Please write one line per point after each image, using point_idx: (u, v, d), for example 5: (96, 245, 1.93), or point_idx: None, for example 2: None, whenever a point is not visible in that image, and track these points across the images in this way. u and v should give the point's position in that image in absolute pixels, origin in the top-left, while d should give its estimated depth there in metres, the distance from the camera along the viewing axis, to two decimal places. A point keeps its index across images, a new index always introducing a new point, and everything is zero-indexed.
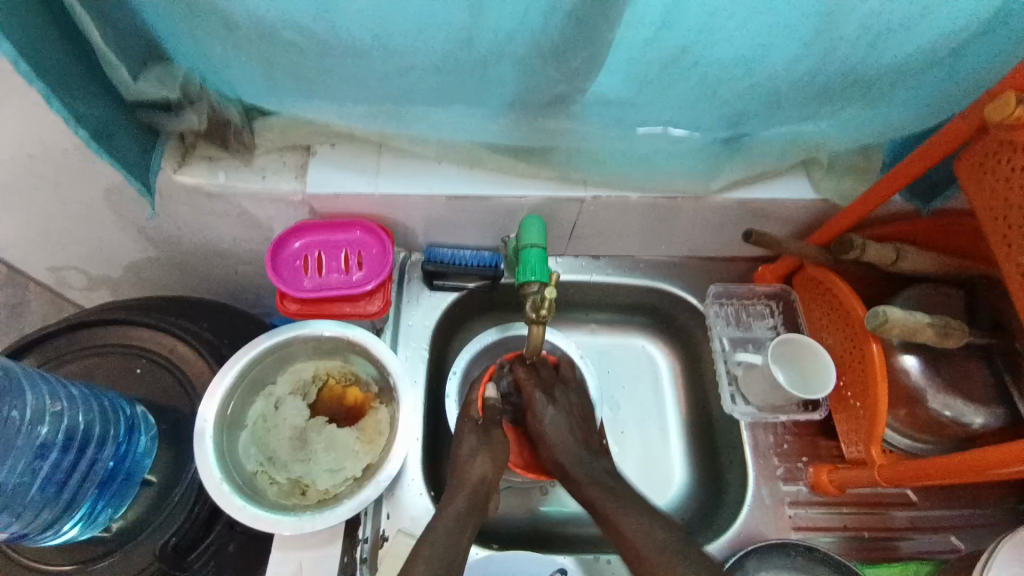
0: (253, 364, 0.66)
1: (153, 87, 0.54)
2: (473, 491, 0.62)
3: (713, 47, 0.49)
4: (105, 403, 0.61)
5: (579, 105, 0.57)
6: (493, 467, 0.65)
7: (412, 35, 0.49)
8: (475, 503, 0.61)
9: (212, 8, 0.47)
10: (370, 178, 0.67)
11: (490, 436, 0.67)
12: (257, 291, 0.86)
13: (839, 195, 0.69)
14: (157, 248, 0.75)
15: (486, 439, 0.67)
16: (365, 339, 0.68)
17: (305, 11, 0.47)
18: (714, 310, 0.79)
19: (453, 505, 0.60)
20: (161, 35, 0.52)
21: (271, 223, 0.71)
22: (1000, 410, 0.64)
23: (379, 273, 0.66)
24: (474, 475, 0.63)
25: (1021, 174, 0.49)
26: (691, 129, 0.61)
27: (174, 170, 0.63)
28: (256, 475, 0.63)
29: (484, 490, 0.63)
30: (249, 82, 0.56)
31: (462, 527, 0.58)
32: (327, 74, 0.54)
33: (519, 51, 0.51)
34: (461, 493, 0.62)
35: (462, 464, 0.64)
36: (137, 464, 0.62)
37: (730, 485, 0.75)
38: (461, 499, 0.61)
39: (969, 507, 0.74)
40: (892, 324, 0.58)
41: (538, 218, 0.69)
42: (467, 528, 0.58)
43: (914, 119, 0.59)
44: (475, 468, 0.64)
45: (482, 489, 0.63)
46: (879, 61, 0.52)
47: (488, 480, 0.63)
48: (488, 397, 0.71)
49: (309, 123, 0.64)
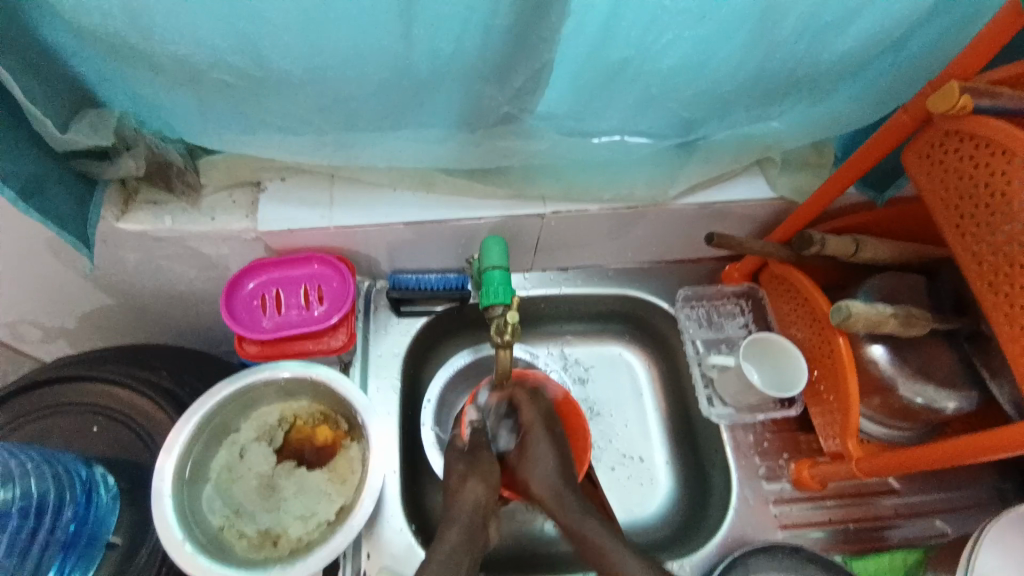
0: (213, 414, 0.64)
1: (86, 134, 0.52)
2: (467, 521, 0.59)
3: (652, 56, 0.50)
4: (59, 469, 0.58)
5: (528, 122, 0.57)
6: (486, 491, 0.61)
7: (347, 64, 0.48)
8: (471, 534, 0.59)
9: (138, 51, 0.46)
10: (323, 210, 0.65)
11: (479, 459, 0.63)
12: (220, 332, 0.84)
13: (796, 189, 0.69)
14: (110, 298, 0.72)
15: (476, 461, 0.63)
16: (330, 377, 0.65)
17: (233, 50, 0.45)
18: (685, 313, 0.80)
19: (449, 538, 0.58)
20: (90, 80, 0.50)
21: (226, 262, 0.69)
22: (973, 392, 0.64)
23: (341, 305, 0.65)
24: (466, 504, 0.60)
25: (969, 162, 0.49)
26: (646, 135, 0.61)
27: (116, 218, 0.61)
28: (222, 530, 0.61)
29: (479, 515, 0.60)
30: (185, 121, 0.54)
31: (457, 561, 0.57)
32: (263, 108, 0.53)
33: (461, 74, 0.50)
34: (455, 525, 0.59)
35: (452, 492, 0.61)
36: (101, 525, 0.60)
37: (715, 488, 0.75)
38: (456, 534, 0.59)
39: (951, 490, 0.74)
40: (856, 319, 0.57)
41: (499, 238, 0.68)
42: (463, 562, 0.57)
43: (863, 111, 0.60)
44: (467, 493, 0.60)
45: (476, 518, 0.60)
46: (821, 58, 0.53)
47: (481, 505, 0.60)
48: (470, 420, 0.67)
49: (255, 159, 0.63)
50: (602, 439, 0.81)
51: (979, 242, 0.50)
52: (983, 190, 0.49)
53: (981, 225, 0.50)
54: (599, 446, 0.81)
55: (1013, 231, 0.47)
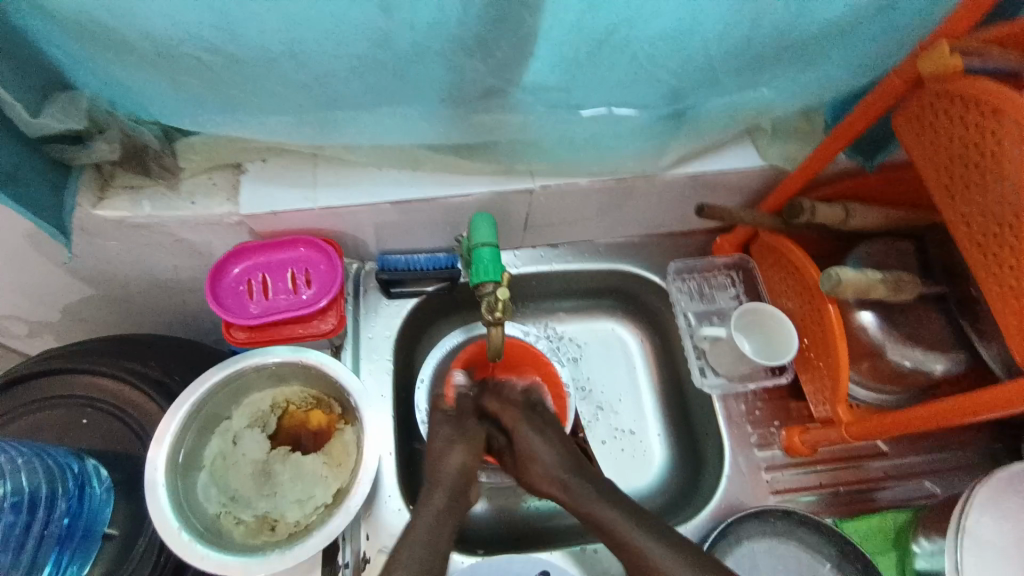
0: (203, 401, 0.63)
1: (57, 120, 0.50)
2: (452, 488, 0.59)
3: (638, 24, 0.49)
4: (50, 463, 0.57)
5: (514, 95, 0.56)
6: (471, 457, 0.61)
7: (325, 38, 0.46)
8: (455, 500, 0.58)
9: (105, 29, 0.44)
10: (307, 191, 0.64)
11: (466, 427, 0.63)
12: (208, 320, 0.82)
13: (785, 159, 0.69)
14: (92, 288, 0.71)
15: (463, 429, 0.63)
16: (321, 362, 0.65)
17: (205, 26, 0.44)
18: (676, 286, 0.79)
19: (433, 503, 0.57)
20: (60, 62, 0.49)
21: (210, 248, 0.68)
22: (960, 354, 0.64)
23: (329, 288, 0.64)
24: (451, 471, 0.60)
25: (959, 124, 0.49)
26: (634, 107, 0.60)
27: (93, 205, 0.59)
28: (219, 517, 0.60)
29: (463, 482, 0.60)
30: (159, 103, 0.53)
31: (442, 528, 0.56)
32: (240, 87, 0.51)
33: (443, 48, 0.49)
34: (441, 489, 0.58)
35: (435, 459, 0.61)
36: (95, 518, 0.59)
37: (709, 458, 0.76)
38: (443, 498, 0.58)
39: (940, 451, 0.75)
40: (846, 286, 0.58)
41: (488, 215, 0.67)
42: (446, 530, 0.56)
43: (853, 76, 0.59)
44: (453, 461, 0.60)
45: (461, 483, 0.59)
46: (810, 23, 0.52)
47: (466, 471, 0.60)
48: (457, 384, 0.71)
49: (235, 140, 0.61)
50: (594, 413, 0.81)
51: (970, 205, 0.50)
52: (973, 151, 0.49)
53: (971, 188, 0.49)
54: (593, 420, 0.81)
55: (1003, 192, 0.47)
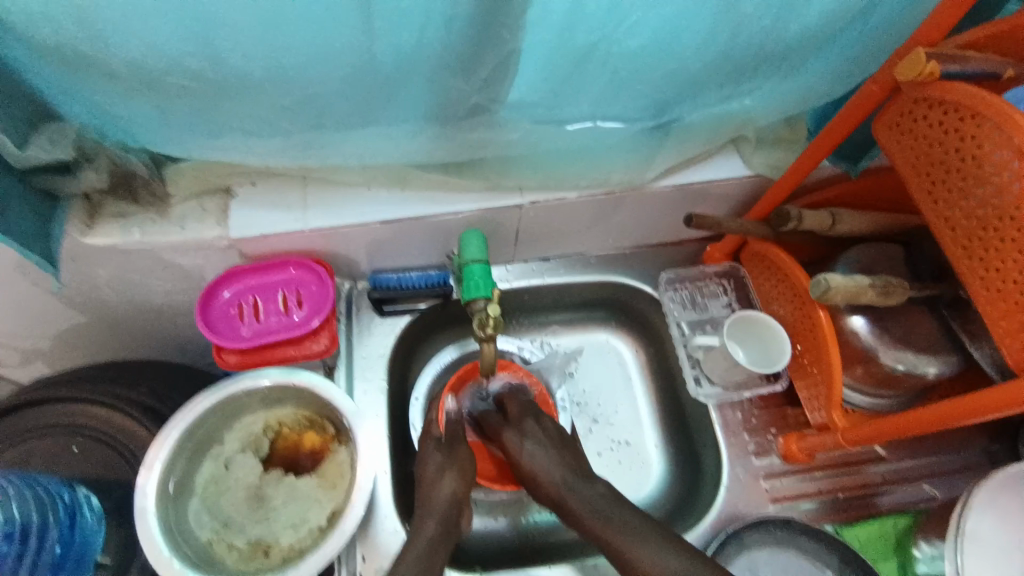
0: (194, 427, 0.63)
1: (45, 150, 0.52)
2: (444, 514, 0.58)
3: (618, 40, 0.49)
4: (41, 492, 0.57)
5: (499, 112, 0.56)
6: (463, 484, 0.61)
7: (308, 62, 0.47)
8: (447, 527, 0.57)
9: (90, 59, 0.44)
10: (297, 213, 0.64)
11: (457, 452, 0.63)
12: (201, 344, 0.82)
13: (771, 167, 0.69)
14: (84, 315, 0.71)
15: (454, 457, 0.62)
16: (312, 382, 0.65)
17: (188, 53, 0.44)
18: (668, 295, 0.80)
19: (426, 529, 0.57)
20: (46, 93, 0.49)
21: (201, 272, 0.68)
22: (953, 356, 0.64)
23: (322, 309, 0.65)
24: (443, 497, 0.59)
25: (938, 129, 0.50)
26: (619, 120, 0.61)
27: (82, 233, 0.59)
28: (211, 543, 0.60)
29: (456, 509, 0.59)
30: (146, 130, 0.53)
31: (433, 553, 0.55)
32: (225, 112, 0.51)
33: (427, 68, 0.50)
34: (433, 517, 0.58)
35: (428, 486, 0.60)
36: (88, 545, 0.58)
37: (707, 468, 0.75)
38: (435, 523, 0.58)
39: (939, 455, 0.75)
40: (834, 292, 0.58)
41: (477, 231, 0.67)
42: (438, 553, 0.55)
43: (833, 84, 0.60)
44: (445, 486, 0.60)
45: (453, 510, 0.59)
46: (788, 33, 0.53)
47: (458, 499, 0.59)
48: (448, 409, 0.69)
49: (223, 164, 0.61)
50: (590, 426, 0.81)
51: (953, 208, 0.50)
52: (954, 155, 0.49)
53: (953, 190, 0.50)
54: (589, 433, 0.81)
55: (985, 194, 0.48)
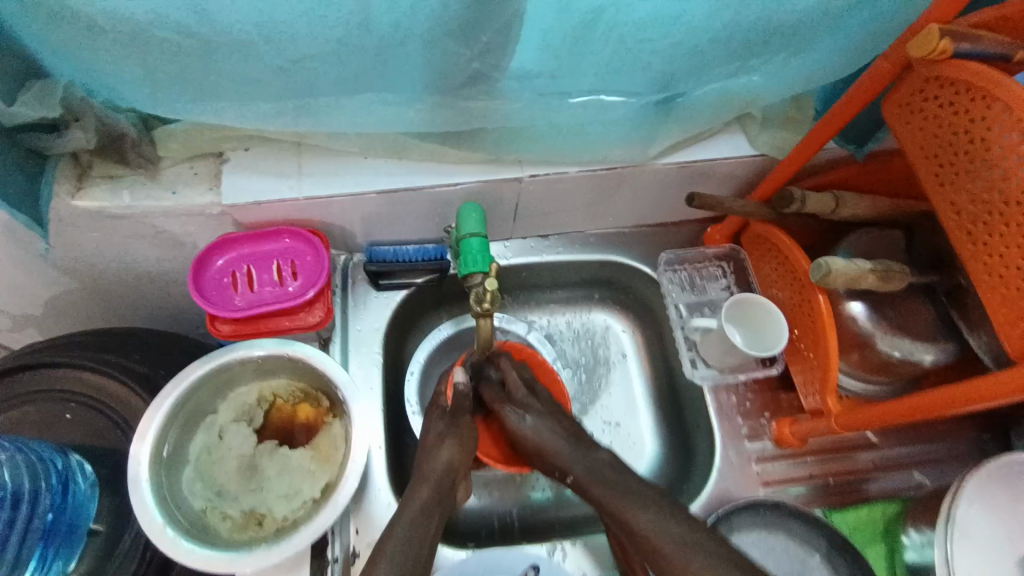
0: (188, 395, 0.62)
1: (33, 109, 0.50)
2: (438, 483, 0.58)
3: (624, 7, 0.48)
4: (32, 458, 0.56)
5: (500, 82, 0.55)
6: (462, 455, 0.60)
7: (302, 20, 0.45)
8: (441, 492, 0.57)
9: (76, 12, 0.43)
10: (292, 181, 0.63)
11: (460, 422, 0.63)
12: (194, 314, 0.81)
13: (776, 147, 0.68)
14: (74, 281, 0.70)
15: (455, 427, 0.62)
16: (307, 355, 0.64)
17: (176, 5, 0.43)
18: (667, 277, 0.79)
19: (417, 497, 0.56)
20: (32, 48, 0.48)
21: (194, 240, 0.67)
22: (950, 344, 0.64)
23: (316, 280, 0.64)
24: (439, 465, 0.59)
25: (949, 110, 0.48)
26: (622, 94, 0.60)
27: (71, 195, 0.58)
28: (205, 512, 0.60)
29: (450, 478, 0.58)
30: (135, 90, 0.51)
31: (422, 524, 0.54)
32: (217, 72, 0.50)
33: (426, 29, 0.48)
34: (427, 483, 0.57)
35: (427, 451, 0.60)
36: (79, 513, 0.58)
37: (699, 449, 0.75)
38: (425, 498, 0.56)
39: (931, 442, 0.75)
40: (835, 276, 0.57)
41: (476, 205, 0.66)
42: (431, 523, 0.54)
43: (842, 63, 0.58)
44: (442, 454, 0.59)
45: (447, 478, 0.58)
46: (799, 6, 0.51)
47: (454, 467, 0.59)
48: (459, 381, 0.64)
49: (216, 129, 0.60)
50: (584, 404, 0.81)
51: (959, 192, 0.50)
52: (963, 137, 0.48)
53: (961, 174, 0.49)
54: (583, 412, 0.80)
55: (993, 178, 0.47)
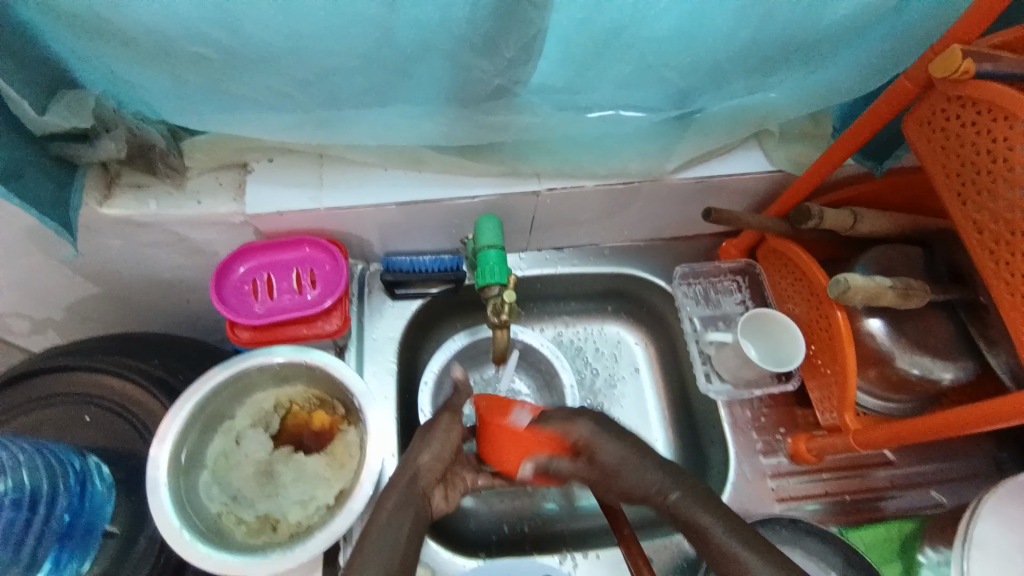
0: (206, 400, 0.63)
1: (63, 117, 0.51)
2: (409, 485, 0.54)
3: (645, 24, 0.49)
4: (51, 458, 0.57)
5: (520, 96, 0.56)
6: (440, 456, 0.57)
7: (330, 35, 0.46)
8: (412, 496, 0.54)
9: (111, 26, 0.44)
10: (313, 191, 0.64)
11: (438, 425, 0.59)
12: (212, 320, 0.82)
13: (793, 163, 0.68)
14: (96, 286, 0.71)
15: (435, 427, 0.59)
16: (324, 361, 0.65)
17: (208, 21, 0.44)
18: (681, 290, 0.79)
19: (387, 502, 0.53)
20: (66, 60, 0.49)
21: (215, 248, 0.68)
22: (969, 362, 0.63)
23: (335, 288, 0.64)
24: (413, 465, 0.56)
25: (970, 129, 0.48)
26: (640, 109, 0.60)
27: (100, 203, 0.59)
28: (221, 516, 0.60)
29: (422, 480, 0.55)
30: (164, 100, 0.53)
31: (398, 530, 0.52)
32: (244, 85, 0.51)
33: (450, 44, 0.49)
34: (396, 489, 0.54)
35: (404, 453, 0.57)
36: (97, 514, 0.59)
37: (713, 463, 0.75)
38: (395, 496, 0.54)
39: (948, 461, 0.75)
40: (854, 292, 0.57)
41: (493, 217, 0.67)
42: (403, 530, 0.52)
43: (861, 80, 0.58)
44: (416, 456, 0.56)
45: (420, 481, 0.55)
46: (819, 24, 0.52)
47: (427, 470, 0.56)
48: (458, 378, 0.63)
49: (240, 139, 0.61)
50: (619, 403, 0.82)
51: (981, 210, 0.49)
52: (985, 157, 0.48)
53: (983, 193, 0.49)
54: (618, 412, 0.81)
55: (1014, 198, 0.47)
